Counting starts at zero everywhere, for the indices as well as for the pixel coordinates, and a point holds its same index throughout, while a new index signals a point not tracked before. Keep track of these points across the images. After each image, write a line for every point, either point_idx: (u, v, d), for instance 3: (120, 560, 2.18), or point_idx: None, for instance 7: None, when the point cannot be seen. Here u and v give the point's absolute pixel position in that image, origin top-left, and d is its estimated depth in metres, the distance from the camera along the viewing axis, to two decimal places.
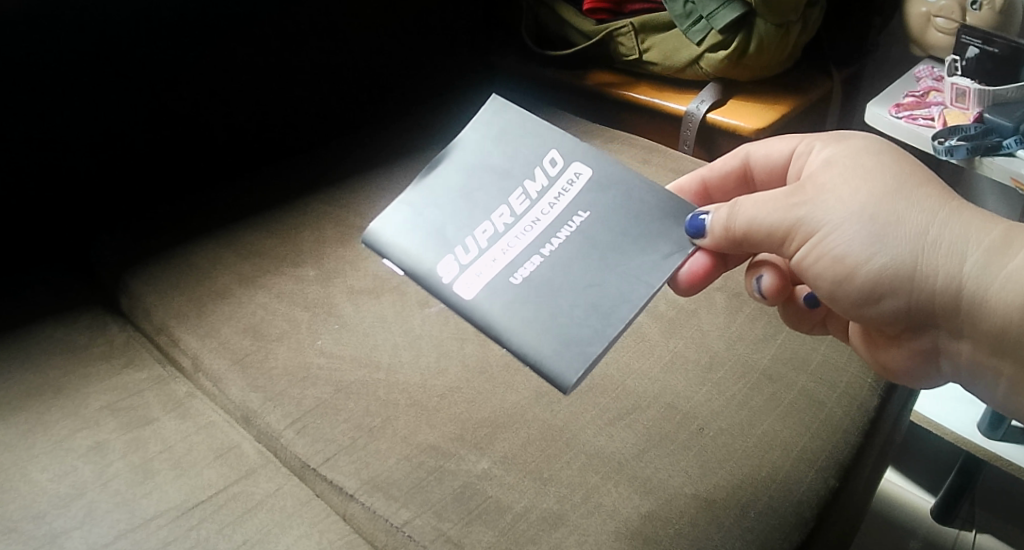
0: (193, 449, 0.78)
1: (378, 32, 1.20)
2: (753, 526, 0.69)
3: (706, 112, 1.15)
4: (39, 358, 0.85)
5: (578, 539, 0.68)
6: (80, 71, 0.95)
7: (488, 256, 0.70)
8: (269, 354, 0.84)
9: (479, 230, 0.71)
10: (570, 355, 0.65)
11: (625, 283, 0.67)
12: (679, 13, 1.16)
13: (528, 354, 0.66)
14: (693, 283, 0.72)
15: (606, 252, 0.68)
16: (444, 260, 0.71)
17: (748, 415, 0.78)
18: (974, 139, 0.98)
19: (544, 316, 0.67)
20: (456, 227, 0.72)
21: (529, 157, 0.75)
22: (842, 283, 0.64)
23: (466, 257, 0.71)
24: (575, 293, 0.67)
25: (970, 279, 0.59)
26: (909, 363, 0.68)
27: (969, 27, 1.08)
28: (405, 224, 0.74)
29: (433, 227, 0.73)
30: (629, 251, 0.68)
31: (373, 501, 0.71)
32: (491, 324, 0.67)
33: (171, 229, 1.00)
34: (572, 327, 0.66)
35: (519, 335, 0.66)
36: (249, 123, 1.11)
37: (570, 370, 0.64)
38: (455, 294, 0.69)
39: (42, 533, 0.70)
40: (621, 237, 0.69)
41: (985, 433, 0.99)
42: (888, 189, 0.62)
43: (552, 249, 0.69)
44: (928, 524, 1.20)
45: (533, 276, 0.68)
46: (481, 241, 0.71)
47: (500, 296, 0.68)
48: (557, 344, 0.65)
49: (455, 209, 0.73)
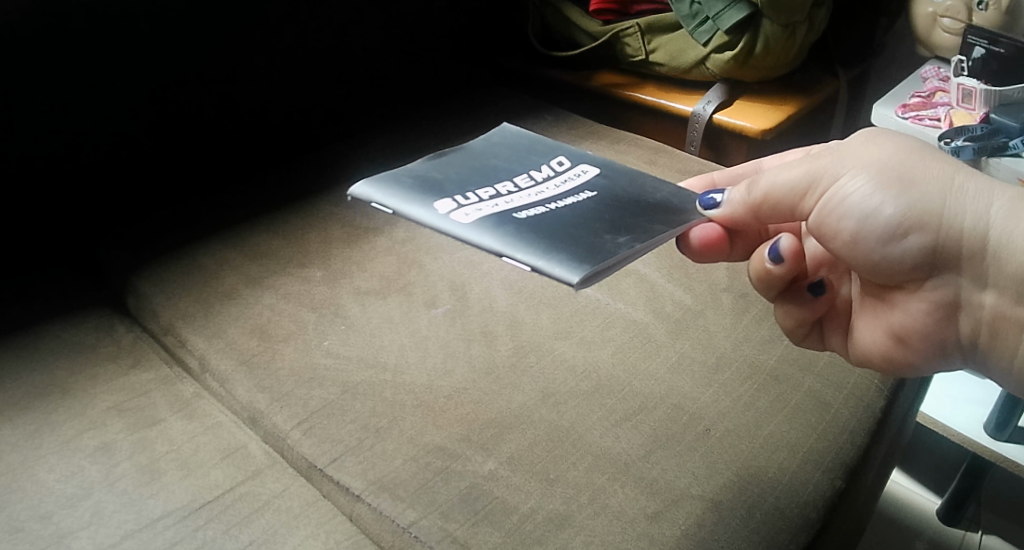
0: (200, 450, 0.78)
1: (384, 33, 1.20)
2: (760, 527, 0.69)
3: (713, 113, 1.15)
4: (46, 358, 0.85)
5: (585, 540, 0.68)
6: (91, 68, 0.95)
7: (490, 203, 0.69)
8: (276, 354, 0.84)
9: (483, 189, 0.72)
10: (579, 259, 0.60)
11: (635, 227, 0.65)
12: (685, 14, 1.16)
13: (529, 259, 0.60)
14: (706, 248, 0.72)
15: (616, 210, 0.68)
16: (442, 200, 0.69)
17: (755, 416, 0.78)
18: (980, 140, 0.98)
19: (550, 237, 0.63)
20: (455, 186, 0.72)
21: (534, 158, 0.78)
22: (866, 222, 0.63)
23: (466, 201, 0.69)
24: (585, 228, 0.65)
25: (997, 221, 0.59)
26: (926, 320, 0.66)
27: (975, 28, 1.08)
28: (398, 181, 0.73)
29: (433, 183, 0.72)
30: (637, 211, 0.68)
31: (380, 501, 0.71)
32: (489, 240, 0.63)
33: (179, 229, 1.00)
34: (578, 244, 0.62)
35: (520, 248, 0.62)
36: (258, 123, 1.11)
37: (579, 266, 0.59)
38: (452, 220, 0.66)
39: (49, 533, 0.70)
40: (632, 205, 0.69)
41: (992, 433, 0.98)
42: (912, 145, 0.64)
43: (560, 205, 0.69)
44: (935, 526, 1.19)
45: (539, 216, 0.66)
46: (483, 195, 0.70)
47: (502, 222, 0.65)
48: (564, 252, 0.61)
49: (458, 177, 0.74)
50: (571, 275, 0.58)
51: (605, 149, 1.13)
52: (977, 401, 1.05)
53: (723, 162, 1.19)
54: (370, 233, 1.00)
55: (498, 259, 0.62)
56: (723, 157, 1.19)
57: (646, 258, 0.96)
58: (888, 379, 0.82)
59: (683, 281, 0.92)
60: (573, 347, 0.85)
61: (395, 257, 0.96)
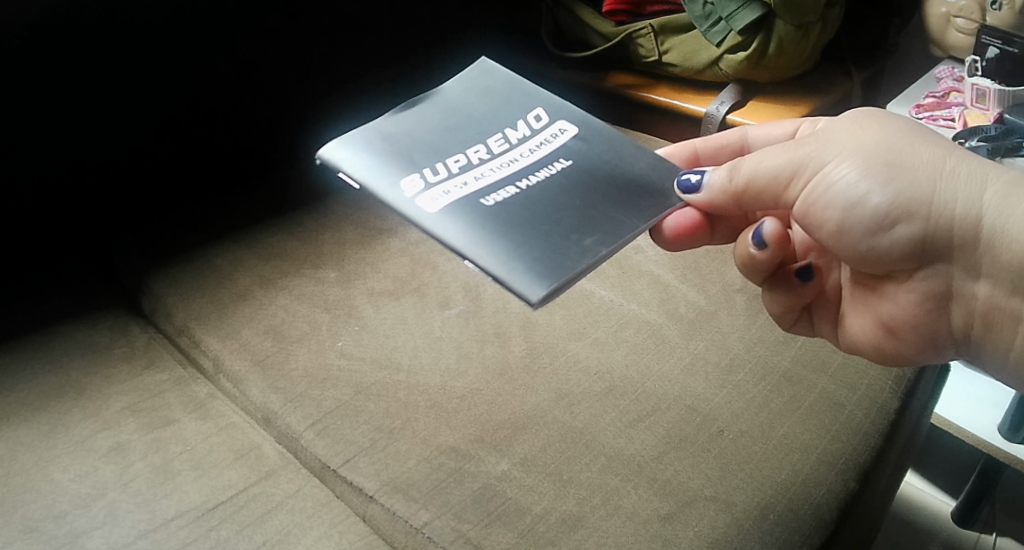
0: (214, 450, 0.78)
1: (398, 36, 1.20)
2: (773, 529, 0.69)
3: (726, 114, 1.16)
4: (60, 358, 0.86)
5: (598, 541, 0.68)
6: (104, 67, 0.95)
7: (458, 180, 0.67)
8: (290, 355, 0.84)
9: (453, 157, 0.70)
10: (542, 271, 0.59)
11: (606, 219, 0.64)
12: (698, 14, 1.15)
13: (492, 268, 0.60)
14: (678, 237, 0.70)
15: (587, 191, 0.67)
16: (409, 177, 0.67)
17: (769, 417, 0.77)
18: (994, 140, 0.98)
19: (515, 234, 0.62)
20: (425, 155, 0.70)
21: (509, 112, 0.76)
22: (853, 211, 0.62)
23: (434, 177, 0.67)
24: (551, 220, 0.63)
25: (991, 208, 0.59)
26: (916, 310, 0.66)
27: (989, 28, 1.08)
28: (368, 145, 0.71)
29: (401, 152, 0.71)
30: (611, 194, 0.67)
31: (393, 502, 0.72)
32: (455, 236, 0.62)
33: (191, 229, 1.00)
34: (544, 247, 0.61)
35: (486, 249, 0.61)
36: (272, 123, 1.11)
37: (541, 283, 0.58)
38: (419, 206, 0.65)
39: (63, 533, 0.71)
40: (606, 183, 0.68)
41: (1006, 435, 0.98)
42: (901, 128, 0.63)
43: (529, 184, 0.67)
44: (949, 527, 1.19)
45: (506, 202, 0.65)
46: (453, 168, 0.69)
47: (469, 212, 0.64)
48: (529, 261, 0.60)
49: (428, 140, 0.72)
50: (531, 293, 0.58)
51: None
52: (992, 401, 1.05)
53: None
54: (384, 234, 1.00)
55: (462, 262, 0.61)
56: None
57: (659, 259, 0.95)
58: (902, 379, 0.82)
59: (696, 282, 0.92)
60: (586, 347, 0.85)
61: (408, 257, 0.96)
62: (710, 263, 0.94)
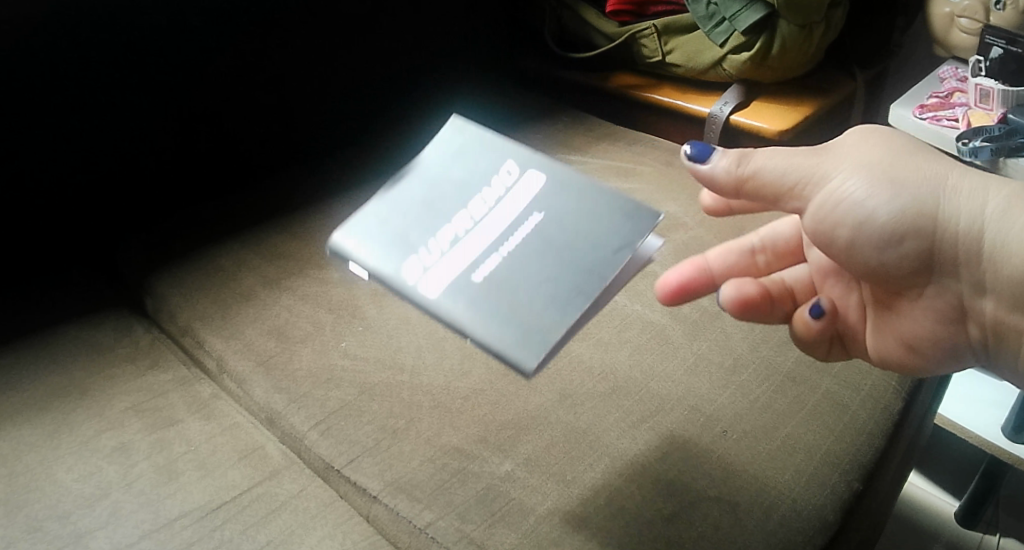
0: (217, 450, 0.78)
1: (403, 36, 1.20)
2: (777, 530, 0.69)
3: (730, 114, 1.15)
4: (65, 358, 0.86)
5: (602, 541, 0.68)
6: (109, 68, 0.95)
7: (449, 251, 0.69)
8: (294, 355, 0.84)
9: (440, 227, 0.71)
10: (531, 342, 0.63)
11: (582, 276, 0.66)
12: (702, 15, 1.16)
13: (490, 343, 0.64)
14: (676, 294, 0.73)
15: (563, 246, 0.68)
16: (407, 262, 0.70)
17: (773, 418, 0.77)
18: (998, 140, 0.97)
19: (506, 307, 0.65)
20: (419, 233, 0.71)
21: (481, 154, 0.75)
22: (862, 226, 0.62)
23: (430, 257, 0.69)
24: (536, 286, 0.66)
25: (992, 221, 0.59)
26: (931, 328, 0.65)
27: (993, 28, 1.08)
28: (370, 228, 0.74)
29: (394, 235, 0.72)
30: (585, 245, 0.68)
31: (397, 502, 0.72)
32: (456, 316, 0.65)
33: (196, 230, 1.01)
34: (531, 319, 0.64)
35: (484, 326, 0.65)
36: (276, 122, 1.11)
37: (532, 355, 0.62)
38: (416, 291, 0.68)
39: (67, 533, 0.71)
40: (575, 232, 0.69)
41: (1009, 435, 0.98)
42: (904, 146, 0.64)
43: (513, 245, 0.68)
44: (952, 529, 1.19)
45: (496, 271, 0.67)
46: (442, 234, 0.70)
47: (462, 290, 0.66)
48: (519, 335, 0.63)
49: (414, 214, 0.73)
50: (525, 365, 0.62)
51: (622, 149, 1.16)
52: (997, 402, 1.05)
53: None
54: None
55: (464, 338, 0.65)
56: None
57: (663, 259, 0.95)
58: (906, 380, 0.82)
59: None
60: (590, 348, 0.85)
61: None
62: None
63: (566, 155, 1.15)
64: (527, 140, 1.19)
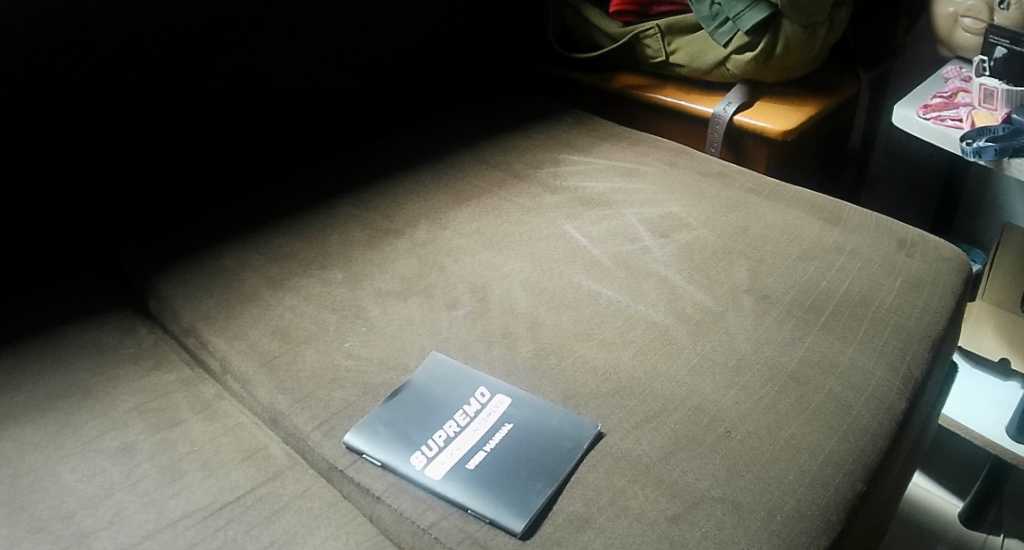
0: (220, 450, 0.78)
1: (405, 37, 1.19)
2: (781, 530, 0.69)
3: (734, 114, 1.15)
4: (69, 359, 0.86)
5: (605, 541, 0.68)
6: (112, 68, 0.95)
7: (446, 453, 0.75)
8: (297, 355, 0.84)
9: (439, 433, 0.77)
10: (522, 508, 0.70)
11: (552, 454, 0.74)
12: (706, 15, 1.16)
13: (485, 512, 0.70)
14: None
15: (532, 440, 0.76)
16: (414, 454, 0.75)
17: (776, 418, 0.77)
18: (1002, 140, 0.97)
19: (499, 488, 0.72)
20: (418, 429, 0.77)
21: (468, 369, 0.82)
22: None
23: (431, 450, 0.75)
24: (519, 475, 0.73)
25: None
26: None
27: (997, 28, 1.07)
28: (378, 422, 0.77)
29: (398, 431, 0.77)
30: (554, 448, 0.74)
31: (400, 502, 0.72)
32: (454, 494, 0.72)
33: (200, 231, 1.00)
34: (518, 497, 0.71)
35: (480, 499, 0.71)
36: (278, 123, 1.11)
37: (522, 518, 0.69)
38: (426, 474, 0.73)
39: (71, 533, 0.71)
40: (545, 437, 0.75)
41: (1013, 436, 0.99)
42: None
43: (494, 443, 0.76)
44: (956, 529, 1.19)
45: (484, 462, 0.74)
46: (440, 441, 0.76)
47: (460, 477, 0.73)
48: (511, 503, 0.70)
49: (411, 408, 0.79)
50: (513, 528, 0.69)
51: (627, 151, 1.16)
52: (1001, 404, 1.05)
53: (743, 164, 1.18)
54: (391, 234, 1.00)
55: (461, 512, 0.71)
56: (745, 161, 1.18)
57: (667, 260, 0.95)
58: (909, 381, 0.82)
59: (704, 283, 0.92)
60: (594, 348, 0.85)
61: (415, 258, 0.96)
62: (717, 265, 0.94)
63: (569, 156, 1.15)
64: (530, 141, 1.19)
